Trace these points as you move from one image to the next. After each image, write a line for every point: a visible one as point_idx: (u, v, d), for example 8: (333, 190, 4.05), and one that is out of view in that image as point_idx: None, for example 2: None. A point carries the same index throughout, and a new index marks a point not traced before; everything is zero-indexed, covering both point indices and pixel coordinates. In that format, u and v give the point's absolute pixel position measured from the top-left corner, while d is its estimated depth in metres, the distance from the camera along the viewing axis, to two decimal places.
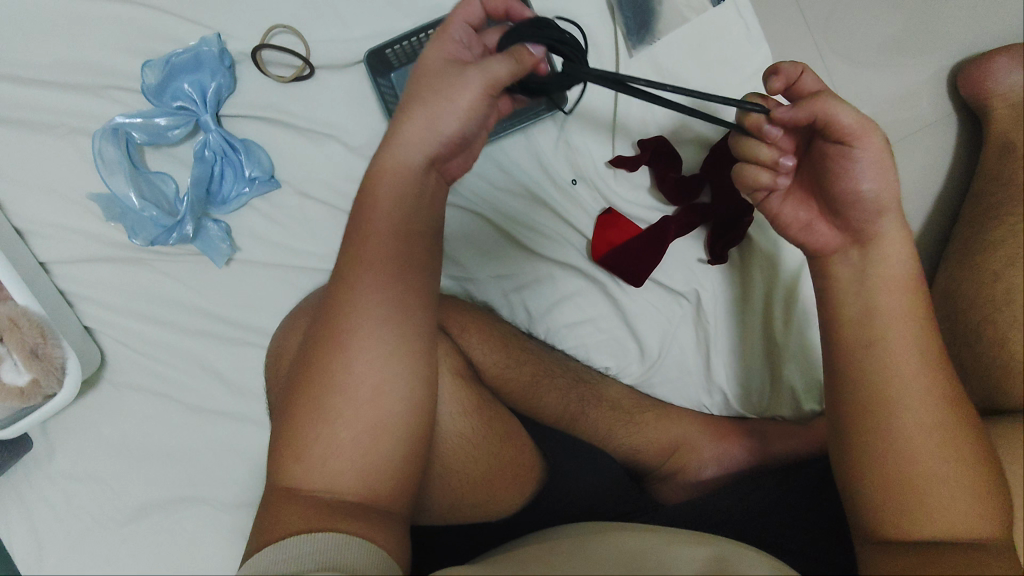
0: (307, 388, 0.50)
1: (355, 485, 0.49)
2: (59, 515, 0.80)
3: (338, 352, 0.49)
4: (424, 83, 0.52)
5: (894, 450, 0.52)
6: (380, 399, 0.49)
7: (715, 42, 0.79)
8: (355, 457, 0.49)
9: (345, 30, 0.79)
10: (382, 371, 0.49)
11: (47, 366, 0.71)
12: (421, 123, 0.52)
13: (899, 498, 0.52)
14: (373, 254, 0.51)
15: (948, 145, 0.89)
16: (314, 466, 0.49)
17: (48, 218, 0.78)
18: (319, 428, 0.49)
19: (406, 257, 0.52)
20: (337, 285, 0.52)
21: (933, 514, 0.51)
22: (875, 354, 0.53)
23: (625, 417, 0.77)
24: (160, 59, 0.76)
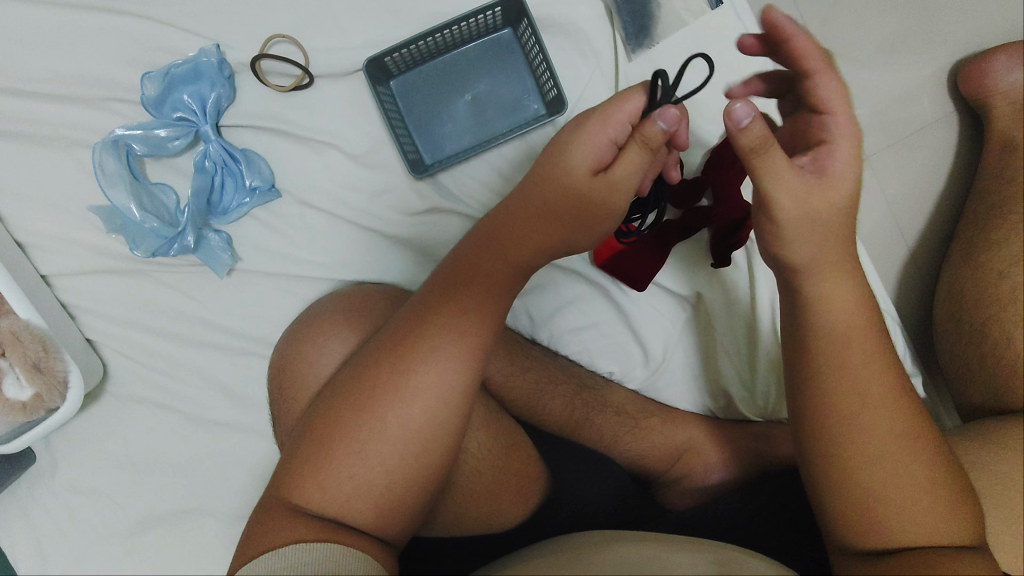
0: (346, 422, 0.49)
1: (374, 518, 0.49)
2: (63, 528, 0.79)
3: (390, 393, 0.49)
4: (562, 187, 0.53)
5: (870, 460, 0.49)
6: (425, 452, 0.49)
7: (714, 45, 0.79)
8: (381, 495, 0.48)
9: (343, 39, 0.79)
10: (433, 425, 0.49)
11: (50, 380, 0.71)
12: (538, 214, 0.54)
13: (875, 504, 0.49)
14: (453, 307, 0.52)
15: (950, 144, 0.89)
16: (337, 498, 0.48)
17: (48, 231, 0.77)
18: (353, 464, 0.48)
19: (481, 312, 0.52)
20: (404, 326, 0.52)
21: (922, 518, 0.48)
22: (843, 359, 0.50)
23: (630, 423, 0.76)
24: (160, 71, 0.77)
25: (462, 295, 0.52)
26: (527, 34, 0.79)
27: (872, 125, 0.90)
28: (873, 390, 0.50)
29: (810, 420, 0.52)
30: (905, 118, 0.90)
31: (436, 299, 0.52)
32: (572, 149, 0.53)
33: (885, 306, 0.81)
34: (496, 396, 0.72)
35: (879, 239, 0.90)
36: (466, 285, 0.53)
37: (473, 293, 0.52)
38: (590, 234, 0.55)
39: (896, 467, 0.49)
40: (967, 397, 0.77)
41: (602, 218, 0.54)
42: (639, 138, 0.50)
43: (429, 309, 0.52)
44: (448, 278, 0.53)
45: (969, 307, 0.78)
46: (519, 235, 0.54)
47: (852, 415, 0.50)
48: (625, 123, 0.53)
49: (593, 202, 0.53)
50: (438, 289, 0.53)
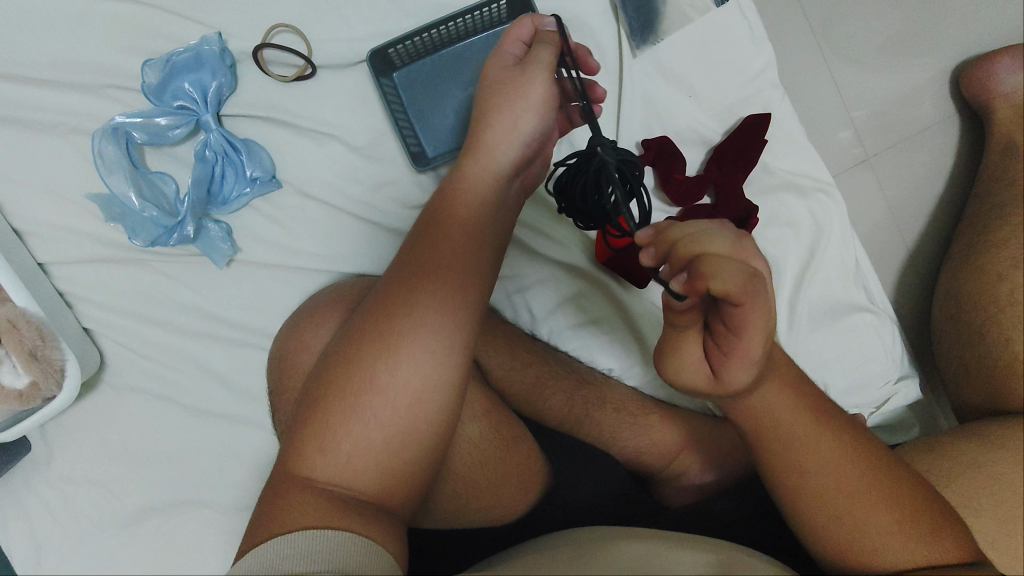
0: (339, 380, 0.49)
1: (373, 482, 0.48)
2: (56, 517, 0.79)
3: (379, 350, 0.48)
4: (488, 93, 0.57)
5: (865, 528, 0.52)
6: (419, 407, 0.48)
7: (718, 44, 0.80)
8: (380, 456, 0.48)
9: (346, 29, 0.79)
10: (422, 378, 0.48)
11: (47, 368, 0.70)
12: (502, 130, 0.56)
13: (867, 557, 0.53)
14: (436, 259, 0.52)
15: (950, 145, 0.89)
16: (336, 461, 0.48)
17: (47, 219, 0.77)
18: (348, 422, 0.47)
19: (463, 268, 0.52)
20: (387, 285, 0.52)
21: (901, 559, 0.53)
22: (811, 447, 0.52)
23: (630, 419, 0.76)
24: (160, 58, 0.75)
25: (442, 242, 0.53)
26: None
27: (874, 126, 0.90)
28: (837, 470, 0.52)
29: (814, 493, 0.52)
30: (906, 120, 0.90)
31: (415, 251, 0.53)
32: (486, 70, 0.59)
33: (884, 306, 0.81)
34: (497, 390, 0.73)
35: (876, 238, 0.91)
36: (444, 233, 0.53)
37: (452, 240, 0.53)
38: (514, 111, 0.56)
39: (887, 526, 0.52)
40: (962, 397, 0.78)
41: (529, 85, 0.55)
42: (541, 41, 0.57)
43: (413, 258, 0.52)
44: (428, 229, 0.54)
45: (965, 308, 0.78)
46: (492, 158, 0.56)
47: (843, 493, 0.52)
48: (520, 42, 0.59)
49: (511, 82, 0.56)
50: (418, 241, 0.53)
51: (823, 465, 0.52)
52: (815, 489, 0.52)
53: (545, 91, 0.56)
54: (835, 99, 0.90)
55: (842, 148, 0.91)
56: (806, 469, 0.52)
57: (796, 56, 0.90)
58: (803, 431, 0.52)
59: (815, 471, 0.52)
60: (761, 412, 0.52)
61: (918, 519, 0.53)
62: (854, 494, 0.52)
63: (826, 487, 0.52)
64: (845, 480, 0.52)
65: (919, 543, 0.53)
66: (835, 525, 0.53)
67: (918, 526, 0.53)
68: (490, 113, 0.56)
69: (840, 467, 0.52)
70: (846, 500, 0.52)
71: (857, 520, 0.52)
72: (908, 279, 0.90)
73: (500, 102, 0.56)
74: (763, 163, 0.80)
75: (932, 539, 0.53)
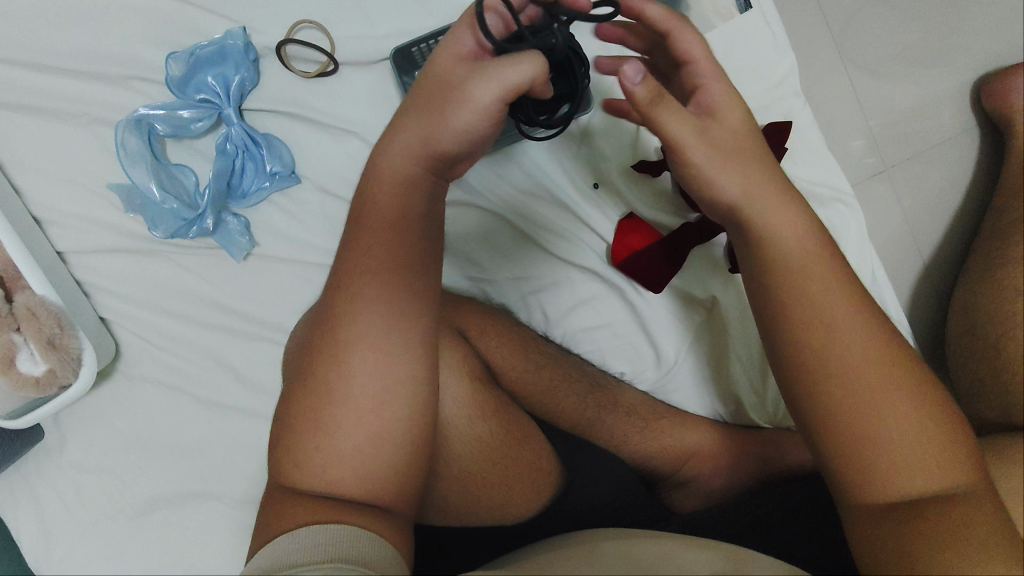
0: (304, 393, 0.49)
1: (358, 486, 0.48)
2: (67, 505, 0.80)
3: (331, 361, 0.48)
4: (428, 89, 0.48)
5: (880, 416, 0.47)
6: (382, 408, 0.48)
7: (740, 51, 0.80)
8: (357, 461, 0.48)
9: (370, 27, 0.79)
10: (380, 379, 0.48)
11: (64, 357, 0.70)
12: (413, 139, 0.49)
13: (871, 460, 0.47)
14: (365, 263, 0.49)
15: (969, 157, 0.89)
16: (314, 474, 0.48)
17: (67, 209, 0.77)
18: (318, 430, 0.48)
19: (399, 266, 0.50)
20: (328, 295, 0.51)
21: (913, 472, 0.47)
22: (811, 291, 0.48)
23: (640, 424, 0.77)
24: (185, 51, 0.76)
25: (367, 243, 0.50)
26: None
27: (893, 137, 0.90)
28: (848, 336, 0.47)
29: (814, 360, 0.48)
30: (925, 131, 0.90)
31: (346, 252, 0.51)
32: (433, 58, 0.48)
33: (900, 319, 0.80)
34: (509, 392, 0.72)
35: (893, 248, 0.90)
36: (369, 233, 0.50)
37: (377, 238, 0.50)
38: (456, 111, 0.46)
39: (895, 412, 0.47)
40: (976, 412, 0.78)
41: (467, 90, 0.46)
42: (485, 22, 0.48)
43: (343, 265, 0.50)
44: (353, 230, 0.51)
45: (982, 322, 0.78)
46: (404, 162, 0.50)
47: (850, 368, 0.47)
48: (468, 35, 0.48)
49: (451, 88, 0.47)
50: (346, 244, 0.51)
51: (832, 316, 0.48)
52: (823, 341, 0.48)
53: (471, 120, 0.47)
54: (855, 108, 0.90)
55: (860, 157, 0.90)
56: (806, 318, 0.48)
57: (817, 64, 0.90)
58: (811, 272, 0.48)
59: (829, 326, 0.48)
60: (772, 234, 0.49)
61: (929, 419, 0.47)
62: (859, 356, 0.47)
63: (834, 344, 0.47)
64: (851, 345, 0.47)
65: (932, 458, 0.47)
66: (843, 406, 0.47)
67: (931, 434, 0.47)
68: (418, 120, 0.48)
69: (852, 322, 0.48)
70: (862, 385, 0.47)
71: (876, 407, 0.47)
72: (923, 292, 0.89)
73: (432, 107, 0.48)
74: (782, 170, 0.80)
75: (942, 458, 0.47)
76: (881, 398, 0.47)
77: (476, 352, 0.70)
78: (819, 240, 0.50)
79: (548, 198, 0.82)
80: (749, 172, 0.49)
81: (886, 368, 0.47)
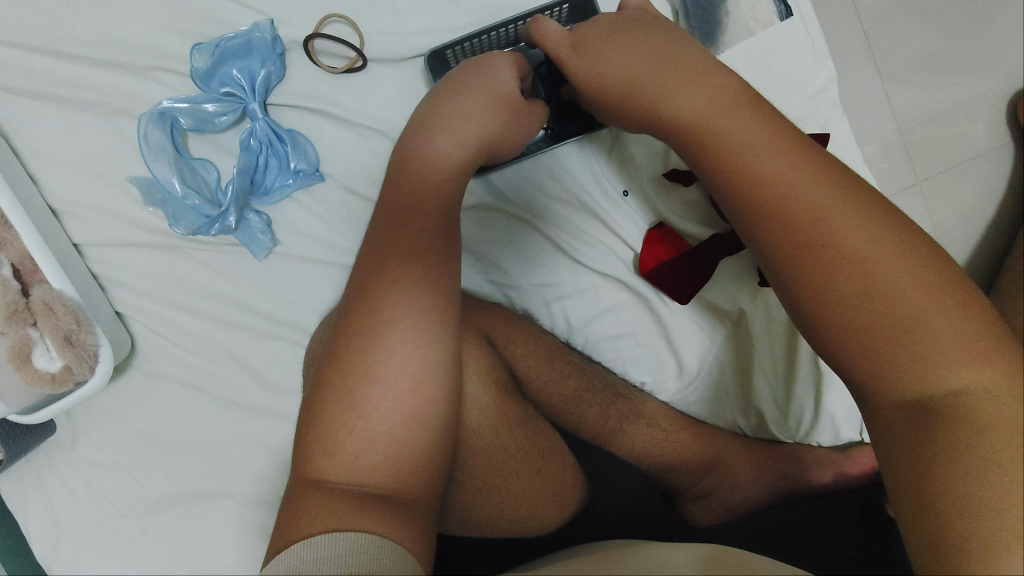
0: (336, 375, 0.49)
1: (388, 474, 0.47)
2: (78, 499, 0.78)
3: (368, 344, 0.50)
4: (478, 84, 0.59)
5: (875, 284, 0.44)
6: (419, 391, 0.49)
7: (779, 60, 0.78)
8: (389, 448, 0.47)
9: (400, 22, 0.76)
10: (418, 361, 0.49)
11: (82, 353, 0.69)
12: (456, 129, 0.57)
13: (879, 340, 0.44)
14: (402, 249, 0.53)
15: (1002, 174, 0.88)
16: (344, 461, 0.47)
17: (85, 200, 0.76)
18: (352, 414, 0.48)
19: (429, 257, 0.53)
20: (360, 278, 0.53)
21: (928, 342, 0.43)
22: (773, 176, 0.49)
23: (661, 435, 0.75)
24: (210, 43, 0.74)
25: (403, 226, 0.54)
26: None
27: (926, 151, 0.88)
28: (829, 211, 0.47)
29: (790, 241, 0.48)
30: (960, 146, 0.88)
31: (375, 242, 0.54)
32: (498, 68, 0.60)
33: None
34: (534, 402, 0.70)
35: None
36: (404, 222, 0.54)
37: (412, 222, 0.54)
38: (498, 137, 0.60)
39: (895, 281, 0.44)
40: None
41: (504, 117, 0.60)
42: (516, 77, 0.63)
43: (378, 247, 0.54)
44: (389, 216, 0.55)
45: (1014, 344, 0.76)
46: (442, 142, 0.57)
47: (832, 243, 0.46)
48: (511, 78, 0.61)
49: (495, 101, 0.59)
50: (380, 232, 0.54)
51: (803, 196, 0.47)
52: (797, 212, 0.47)
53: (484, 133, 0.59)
54: (890, 120, 0.88)
55: (894, 169, 0.88)
56: (780, 209, 0.48)
57: (852, 73, 0.88)
58: (769, 162, 0.49)
59: (804, 205, 0.47)
60: (720, 128, 0.51)
61: (930, 284, 0.44)
62: (839, 224, 0.46)
63: (806, 214, 0.47)
64: (832, 215, 0.46)
65: (946, 328, 0.43)
66: (830, 284, 0.46)
67: (940, 303, 0.44)
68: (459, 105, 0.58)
69: (822, 194, 0.47)
70: (858, 261, 0.45)
71: (862, 266, 0.45)
72: None
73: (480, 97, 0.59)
74: None
75: (959, 327, 0.43)
76: (871, 268, 0.45)
77: (501, 359, 0.68)
78: (780, 127, 0.51)
79: (574, 203, 0.80)
80: (724, 103, 0.52)
81: (872, 237, 0.46)
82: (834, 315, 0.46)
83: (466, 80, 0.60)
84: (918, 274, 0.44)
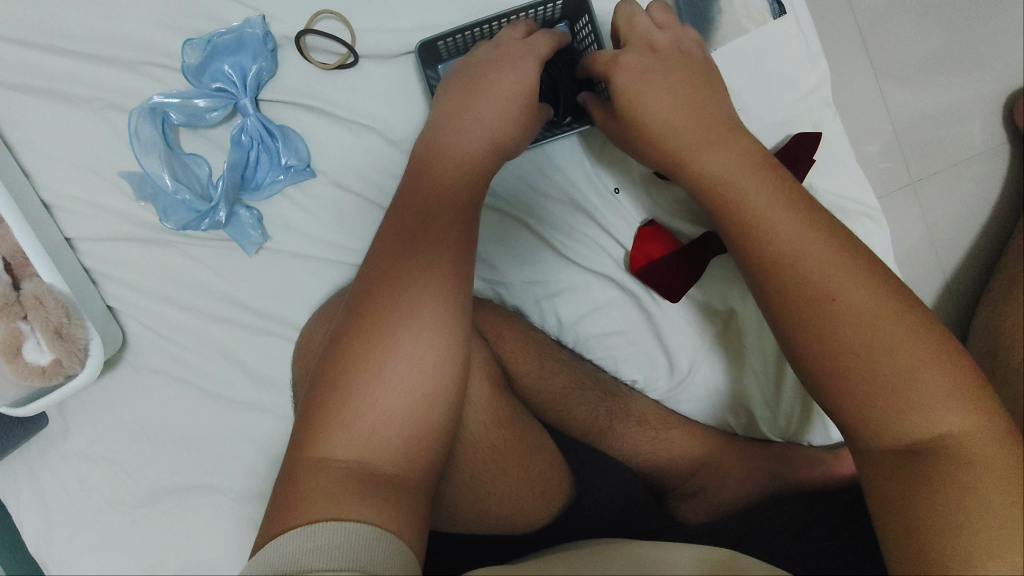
0: (355, 349, 0.49)
1: (400, 452, 0.47)
2: (69, 492, 0.79)
3: (391, 320, 0.50)
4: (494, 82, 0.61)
5: (880, 348, 0.46)
6: (439, 371, 0.49)
7: (772, 59, 0.78)
8: (404, 425, 0.48)
9: (392, 19, 0.76)
10: (440, 341, 0.50)
11: (71, 347, 0.69)
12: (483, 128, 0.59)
13: (874, 404, 0.46)
14: (431, 232, 0.54)
15: (997, 175, 0.88)
16: (359, 435, 0.47)
17: (78, 194, 0.76)
18: (371, 389, 0.48)
19: (456, 241, 0.55)
20: (383, 256, 0.53)
21: (923, 406, 0.44)
22: (780, 234, 0.51)
23: (651, 434, 0.75)
24: (202, 39, 0.74)
25: (428, 214, 0.55)
26: (587, 31, 0.75)
27: (922, 151, 0.88)
28: (834, 275, 0.48)
29: (795, 300, 0.49)
30: (956, 146, 0.88)
31: (404, 224, 0.54)
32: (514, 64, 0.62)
33: None
34: (523, 398, 0.70)
35: (916, 263, 0.87)
36: (428, 208, 0.55)
37: (436, 209, 0.55)
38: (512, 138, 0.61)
39: (900, 346, 0.46)
40: None
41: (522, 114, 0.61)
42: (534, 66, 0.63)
43: (402, 228, 0.54)
44: (413, 202, 0.56)
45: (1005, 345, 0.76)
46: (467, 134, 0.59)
47: (835, 305, 0.47)
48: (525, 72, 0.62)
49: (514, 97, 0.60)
50: (405, 216, 0.55)
51: (810, 259, 0.49)
52: (802, 274, 0.49)
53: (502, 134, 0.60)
54: (885, 119, 0.88)
55: (889, 169, 0.88)
56: (790, 266, 0.50)
57: (848, 72, 0.88)
58: (784, 223, 0.51)
59: (811, 267, 0.49)
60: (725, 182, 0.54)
61: (931, 355, 0.45)
62: (848, 290, 0.48)
63: (812, 278, 0.49)
64: (839, 281, 0.48)
65: (943, 396, 0.45)
66: (834, 342, 0.47)
67: (937, 371, 0.45)
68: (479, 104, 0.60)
69: (837, 259, 0.49)
70: (863, 326, 0.46)
71: (860, 326, 0.46)
72: (943, 312, 0.87)
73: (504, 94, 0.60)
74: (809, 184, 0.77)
75: (955, 394, 0.45)
76: (876, 334, 0.46)
77: (494, 355, 0.68)
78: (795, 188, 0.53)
79: (566, 201, 0.80)
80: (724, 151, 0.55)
81: (880, 302, 0.47)
82: (834, 373, 0.47)
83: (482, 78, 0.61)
84: (911, 331, 0.46)
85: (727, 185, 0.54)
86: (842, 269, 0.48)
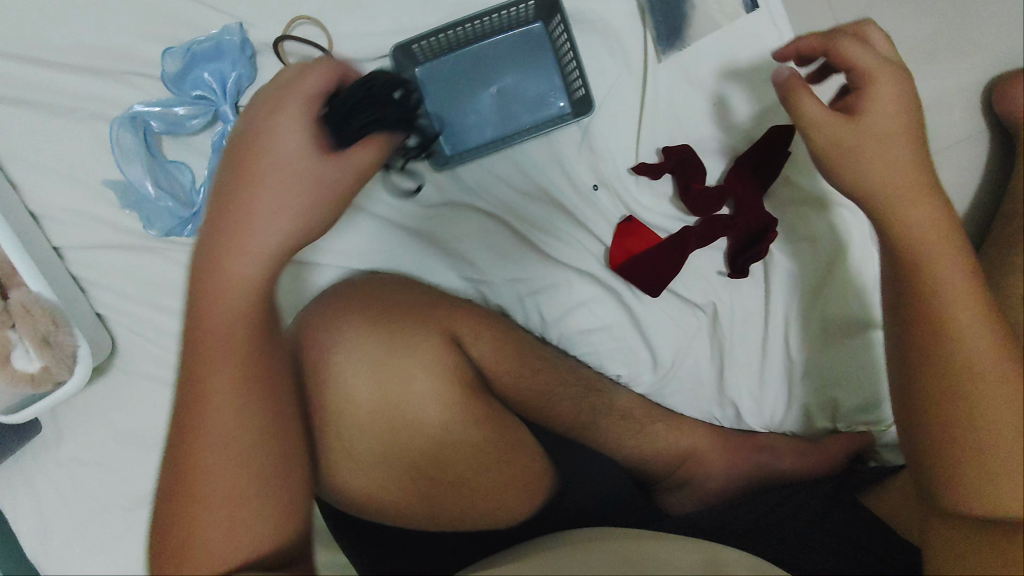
0: (185, 444, 0.49)
1: (248, 536, 0.49)
2: (63, 497, 0.80)
3: (190, 412, 0.50)
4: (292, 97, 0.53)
5: (981, 383, 0.50)
6: (254, 446, 0.50)
7: (745, 52, 0.78)
8: (240, 504, 0.49)
9: (368, 22, 0.78)
10: (241, 418, 0.50)
11: (59, 353, 0.71)
12: (301, 157, 0.52)
13: (966, 435, 0.50)
14: (218, 310, 0.51)
15: (977, 164, 0.85)
16: (217, 535, 0.48)
17: (66, 203, 0.77)
18: (183, 492, 0.48)
19: (265, 316, 0.52)
20: (194, 337, 0.51)
21: (997, 436, 0.49)
22: (926, 255, 0.53)
23: (636, 427, 0.77)
24: (181, 47, 0.75)
25: (219, 283, 0.51)
26: (559, 30, 0.79)
27: None
28: (963, 310, 0.51)
29: (918, 322, 0.53)
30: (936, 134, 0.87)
31: (204, 311, 0.51)
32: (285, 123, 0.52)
33: None
34: (500, 398, 0.70)
35: None
36: (220, 278, 0.51)
37: (220, 273, 0.51)
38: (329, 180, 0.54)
39: (1009, 388, 0.49)
40: None
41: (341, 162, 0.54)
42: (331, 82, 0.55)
43: (209, 311, 0.51)
44: (208, 272, 0.52)
45: None
46: (259, 203, 0.51)
47: (948, 341, 0.51)
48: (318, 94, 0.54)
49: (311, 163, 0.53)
50: (211, 291, 0.51)
51: (942, 289, 0.52)
52: (938, 307, 0.52)
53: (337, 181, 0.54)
54: None
55: None
56: (924, 297, 0.53)
57: None
58: (933, 253, 0.53)
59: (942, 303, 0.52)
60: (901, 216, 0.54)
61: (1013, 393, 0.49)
62: (957, 325, 0.51)
63: (930, 309, 0.52)
64: (965, 325, 0.51)
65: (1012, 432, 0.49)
66: (949, 374, 0.51)
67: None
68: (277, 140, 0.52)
69: (968, 294, 0.51)
70: (979, 364, 0.50)
71: (962, 355, 0.51)
72: None
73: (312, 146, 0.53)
74: (785, 175, 0.79)
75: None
76: (988, 372, 0.50)
77: (463, 355, 0.66)
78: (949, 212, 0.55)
79: (546, 199, 0.81)
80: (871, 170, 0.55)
81: (997, 343, 0.51)
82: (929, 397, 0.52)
83: (245, 138, 0.53)
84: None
85: (898, 214, 0.54)
86: (971, 300, 0.51)
